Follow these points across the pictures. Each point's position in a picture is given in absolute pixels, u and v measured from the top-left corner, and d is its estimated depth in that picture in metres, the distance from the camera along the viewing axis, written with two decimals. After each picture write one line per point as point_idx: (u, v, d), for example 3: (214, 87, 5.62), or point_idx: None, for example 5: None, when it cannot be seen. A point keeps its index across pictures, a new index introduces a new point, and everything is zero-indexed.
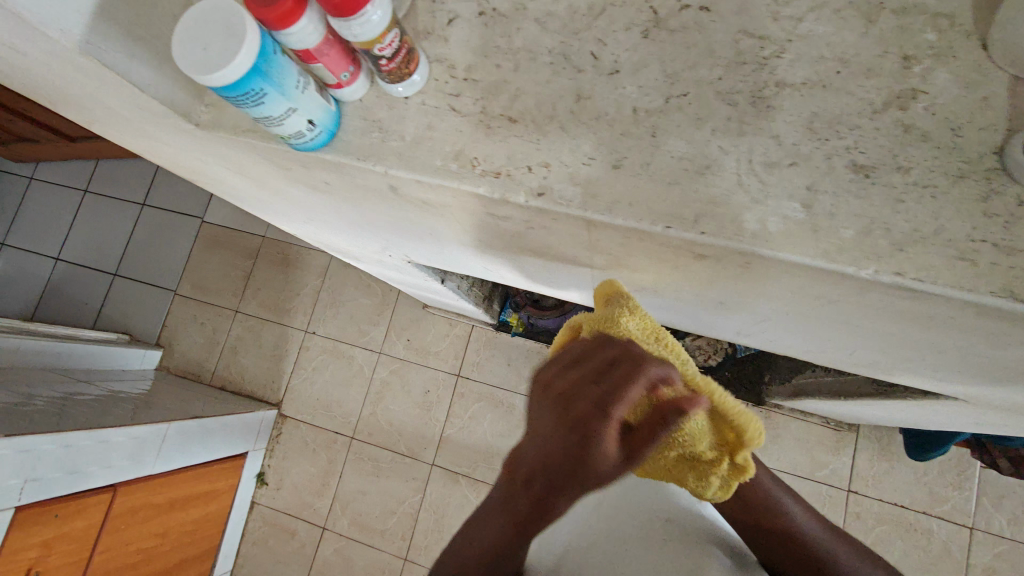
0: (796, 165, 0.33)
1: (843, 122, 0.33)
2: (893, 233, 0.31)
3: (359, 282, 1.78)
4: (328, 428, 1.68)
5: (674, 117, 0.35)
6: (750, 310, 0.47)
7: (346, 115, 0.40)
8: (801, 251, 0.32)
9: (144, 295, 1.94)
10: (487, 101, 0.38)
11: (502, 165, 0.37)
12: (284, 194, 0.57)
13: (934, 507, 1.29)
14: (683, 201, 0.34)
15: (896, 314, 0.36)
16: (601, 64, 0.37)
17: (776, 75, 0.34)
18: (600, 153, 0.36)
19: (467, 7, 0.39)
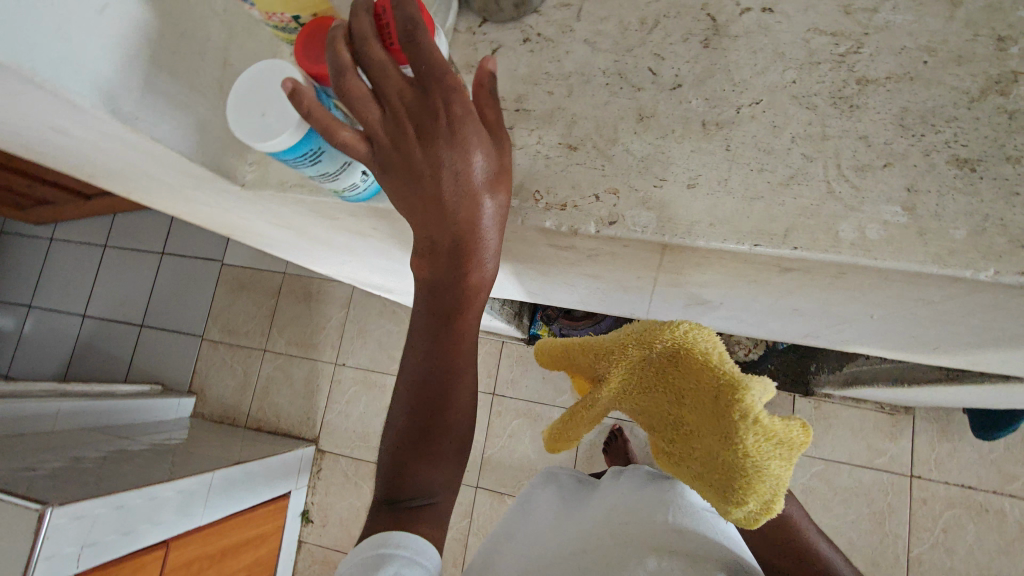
0: (890, 165, 0.31)
1: (938, 114, 0.30)
2: (1011, 229, 0.28)
3: (384, 309, 1.77)
4: (368, 460, 1.67)
5: (747, 127, 0.33)
6: (829, 315, 0.45)
7: None
8: (908, 257, 0.29)
9: (172, 343, 1.95)
10: (543, 130, 0.36)
11: (566, 196, 0.35)
12: (323, 240, 0.55)
13: (1004, 486, 1.24)
14: (769, 216, 0.32)
15: (1009, 313, 0.34)
16: (661, 79, 0.35)
17: (855, 72, 0.32)
18: (672, 174, 0.34)
19: (510, 35, 0.38)
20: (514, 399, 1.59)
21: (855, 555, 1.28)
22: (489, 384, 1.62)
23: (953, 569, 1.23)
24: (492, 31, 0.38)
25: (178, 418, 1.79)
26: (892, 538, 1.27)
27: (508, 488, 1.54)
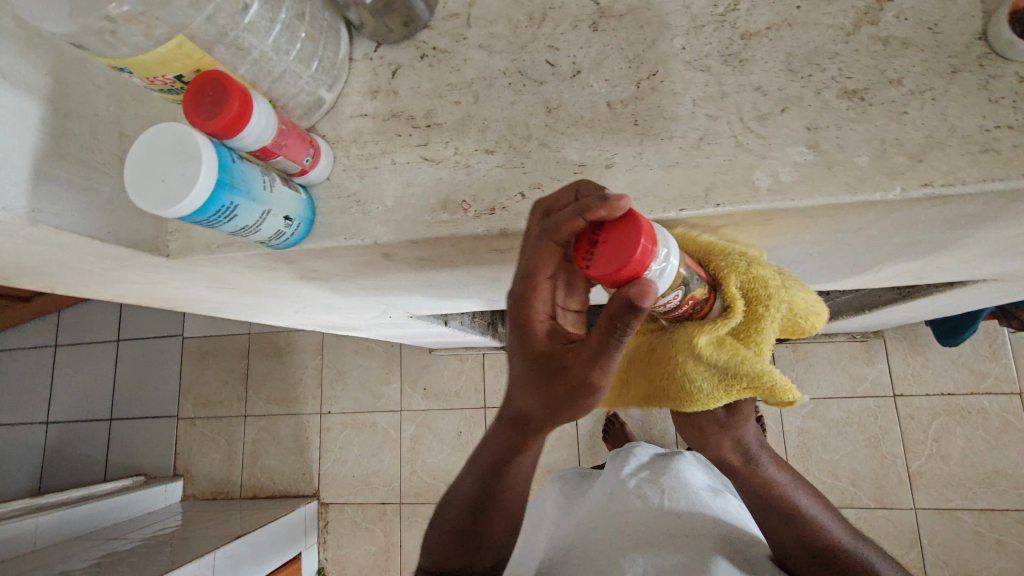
0: (788, 109, 0.32)
1: (821, 53, 0.32)
2: (908, 146, 0.30)
3: (358, 347, 1.74)
4: (373, 502, 1.63)
5: (651, 99, 0.34)
6: (772, 261, 0.46)
7: (318, 199, 0.38)
8: (822, 193, 0.31)
9: (147, 429, 1.87)
10: (458, 140, 0.36)
11: (493, 201, 0.35)
12: (269, 293, 0.54)
13: (979, 384, 1.29)
14: (689, 179, 0.33)
15: (928, 223, 0.35)
16: (561, 69, 0.35)
17: (738, 28, 0.33)
18: (589, 158, 0.34)
19: (406, 53, 0.38)
20: None
21: (860, 483, 1.32)
22: (478, 399, 1.61)
23: (951, 475, 1.28)
24: (388, 54, 0.38)
25: (169, 505, 1.72)
26: (890, 458, 1.31)
27: None
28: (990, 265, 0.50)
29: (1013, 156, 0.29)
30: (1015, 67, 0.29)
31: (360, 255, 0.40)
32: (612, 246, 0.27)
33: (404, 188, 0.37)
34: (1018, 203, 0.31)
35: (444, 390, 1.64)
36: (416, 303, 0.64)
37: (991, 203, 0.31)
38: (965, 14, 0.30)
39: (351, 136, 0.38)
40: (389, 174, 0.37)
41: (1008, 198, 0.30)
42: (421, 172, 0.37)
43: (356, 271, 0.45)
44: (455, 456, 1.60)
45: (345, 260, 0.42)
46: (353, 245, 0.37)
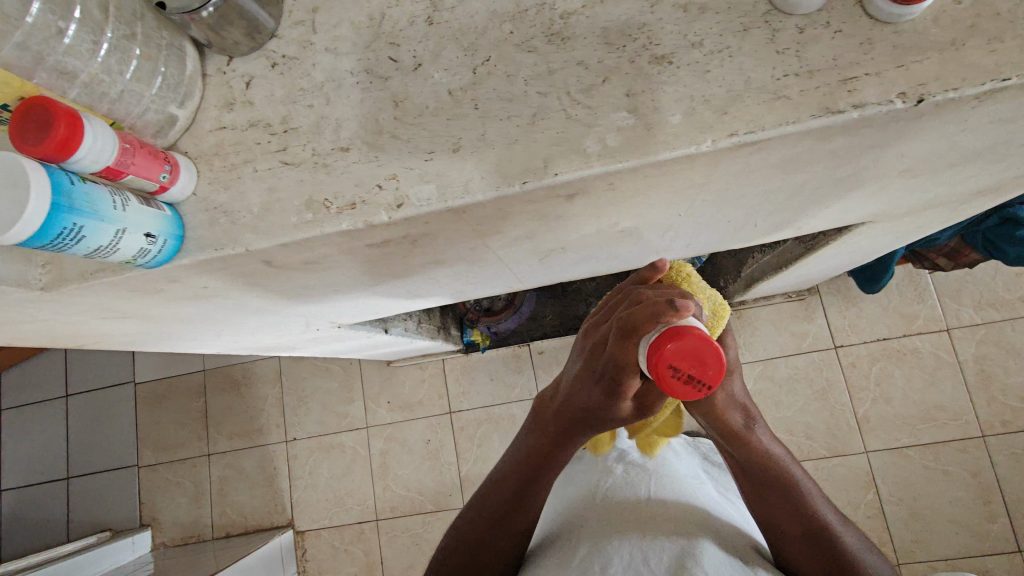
0: (609, 79, 0.34)
1: (632, 25, 0.34)
2: (713, 101, 0.33)
3: (316, 369, 1.72)
4: (350, 523, 1.61)
5: (487, 83, 0.36)
6: (650, 225, 0.48)
7: (187, 215, 0.38)
8: (644, 152, 0.33)
9: (109, 482, 1.81)
10: (314, 142, 0.37)
11: (353, 196, 0.37)
12: (175, 317, 0.54)
13: (911, 326, 1.36)
14: (529, 153, 0.35)
15: (761, 170, 0.38)
16: (403, 64, 0.37)
17: (557, 9, 0.35)
18: (437, 145, 0.36)
19: (257, 64, 0.39)
20: (471, 410, 1.59)
21: (814, 435, 1.36)
22: (442, 404, 1.61)
23: (896, 415, 1.33)
24: (241, 66, 0.39)
25: (140, 556, 1.67)
26: (838, 407, 1.37)
27: None
28: (855, 205, 0.53)
29: (801, 99, 0.32)
30: (795, 20, 0.32)
31: (240, 265, 0.41)
32: (705, 371, 0.37)
33: (268, 194, 0.38)
34: (823, 143, 0.34)
35: (407, 400, 1.64)
36: (335, 310, 0.65)
37: (799, 144, 0.34)
38: None
39: (213, 150, 0.39)
40: (252, 182, 0.38)
41: (810, 138, 0.33)
42: (282, 177, 0.38)
43: (248, 282, 0.45)
44: (426, 465, 1.59)
45: (230, 272, 0.42)
46: (226, 255, 0.38)
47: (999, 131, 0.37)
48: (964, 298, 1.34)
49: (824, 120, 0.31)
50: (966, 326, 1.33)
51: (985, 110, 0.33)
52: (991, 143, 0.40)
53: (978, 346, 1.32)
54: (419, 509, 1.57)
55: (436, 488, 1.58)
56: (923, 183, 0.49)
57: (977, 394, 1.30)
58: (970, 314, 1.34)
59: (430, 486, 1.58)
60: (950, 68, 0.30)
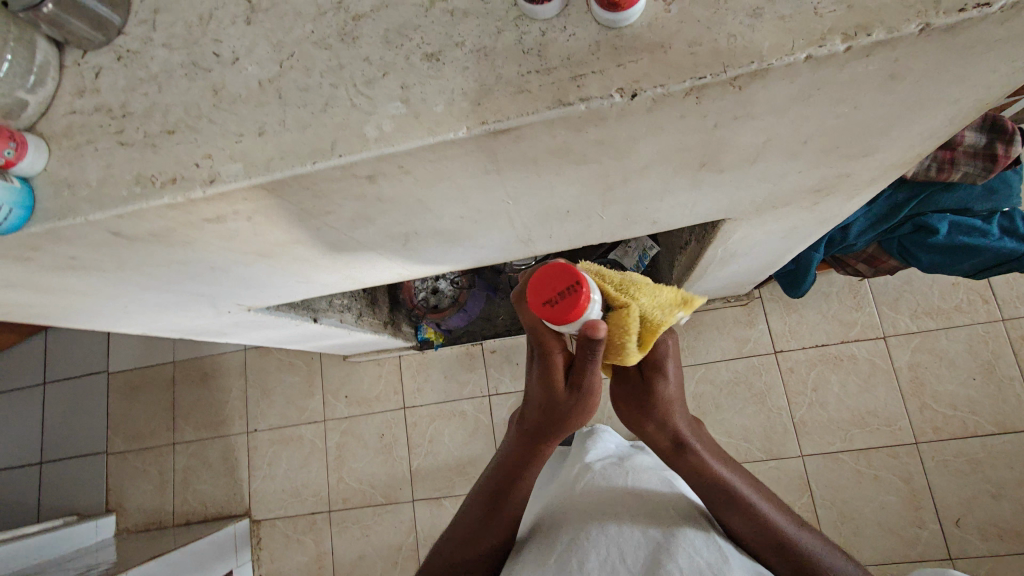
0: (387, 74, 0.39)
1: (409, 27, 0.39)
2: (468, 93, 0.37)
3: (280, 363, 1.77)
4: (304, 512, 1.65)
5: (289, 76, 0.40)
6: (485, 212, 0.53)
7: (39, 188, 0.44)
8: (410, 136, 0.38)
9: (77, 468, 1.85)
10: (146, 125, 0.43)
11: (174, 173, 0.41)
12: (69, 289, 0.59)
13: (849, 333, 1.38)
14: (320, 136, 0.39)
15: (546, 156, 0.42)
16: (223, 58, 0.42)
17: (351, 11, 0.40)
18: (246, 129, 0.41)
19: (107, 57, 0.44)
20: (424, 406, 1.63)
21: (752, 437, 1.38)
22: (398, 399, 1.66)
23: (831, 420, 1.36)
24: (92, 58, 0.45)
25: (103, 539, 1.72)
26: (777, 411, 1.38)
27: (441, 491, 1.57)
28: (689, 199, 0.57)
29: (539, 92, 0.36)
30: (538, 25, 0.37)
31: (92, 235, 0.46)
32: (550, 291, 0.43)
33: (105, 170, 0.43)
34: (581, 132, 0.39)
35: (364, 395, 1.68)
36: (232, 289, 0.69)
37: (557, 132, 0.39)
38: None
39: (64, 131, 0.44)
40: (93, 159, 0.43)
41: (564, 126, 0.38)
42: (118, 155, 0.43)
43: (112, 253, 0.51)
44: (379, 458, 1.63)
45: (88, 242, 0.47)
46: (69, 223, 0.43)
47: (751, 128, 0.42)
48: (900, 307, 1.37)
49: (558, 111, 0.36)
50: (902, 334, 1.35)
51: (709, 106, 0.37)
52: (760, 140, 0.44)
53: (913, 354, 1.34)
54: (370, 502, 1.61)
55: (388, 480, 1.61)
56: (737, 179, 0.53)
57: (910, 401, 1.33)
58: (905, 323, 1.36)
59: (381, 480, 1.62)
60: (657, 67, 0.35)
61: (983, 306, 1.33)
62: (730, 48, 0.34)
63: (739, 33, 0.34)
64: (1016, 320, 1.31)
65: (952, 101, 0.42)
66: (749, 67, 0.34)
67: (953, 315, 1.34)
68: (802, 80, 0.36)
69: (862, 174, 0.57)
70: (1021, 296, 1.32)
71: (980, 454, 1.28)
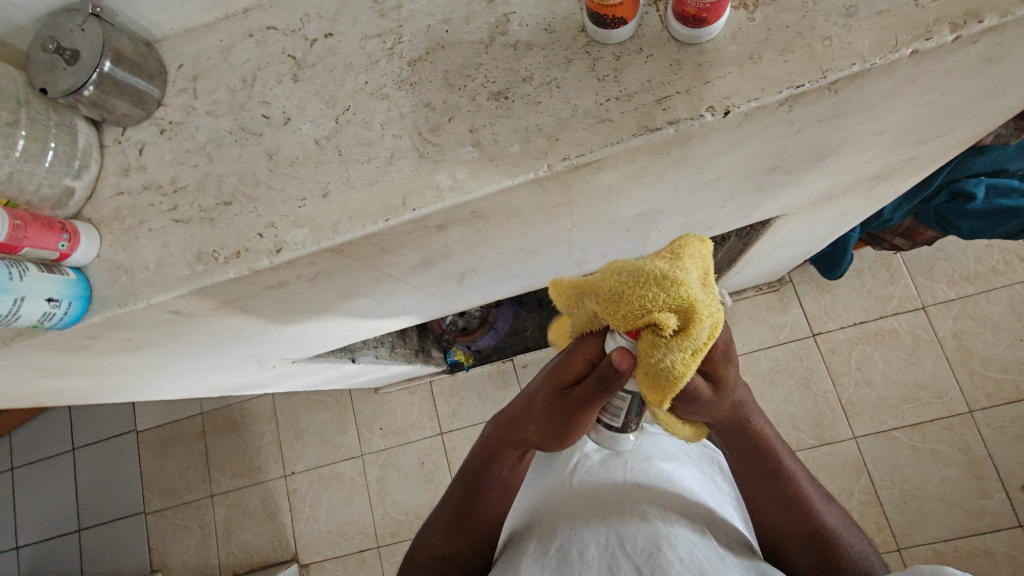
0: (453, 118, 0.37)
1: (470, 66, 0.37)
2: (544, 129, 0.35)
3: (310, 402, 1.74)
4: (352, 551, 1.63)
5: (347, 131, 0.39)
6: (545, 242, 0.51)
7: (94, 276, 0.42)
8: (486, 180, 0.36)
9: (117, 532, 1.83)
10: (200, 199, 0.41)
11: (237, 246, 0.39)
12: (119, 369, 0.57)
13: (887, 308, 1.35)
14: (389, 192, 0.37)
15: (622, 182, 0.40)
16: (274, 120, 0.40)
17: (405, 56, 0.38)
18: (308, 192, 0.39)
19: (149, 131, 0.43)
20: (462, 430, 1.61)
21: (801, 425, 1.35)
22: (434, 426, 1.63)
23: (880, 398, 1.33)
24: (134, 134, 0.43)
25: None
26: (823, 395, 1.36)
27: None
28: (751, 202, 0.55)
29: (622, 120, 0.34)
30: (611, 51, 0.35)
31: (152, 317, 0.44)
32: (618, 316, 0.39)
33: (163, 250, 0.41)
34: (662, 154, 0.37)
35: (399, 426, 1.66)
36: (280, 345, 0.67)
37: (640, 158, 0.36)
38: (570, 13, 0.36)
39: (113, 214, 0.42)
40: (148, 240, 0.41)
41: (648, 151, 0.35)
42: (174, 233, 0.41)
43: (169, 330, 0.48)
44: (422, 487, 1.61)
45: (146, 324, 0.45)
46: (130, 309, 0.41)
47: (834, 128, 0.40)
48: (936, 275, 1.34)
49: (644, 137, 0.34)
50: (941, 303, 1.33)
51: (800, 113, 0.35)
52: (839, 138, 0.42)
53: (955, 322, 1.32)
54: None
55: (434, 509, 1.59)
56: (803, 177, 0.51)
57: (959, 369, 1.30)
58: (943, 291, 1.33)
59: (427, 509, 1.59)
60: (749, 80, 0.33)
61: (1021, 265, 1.30)
62: (826, 51, 0.32)
63: (834, 34, 0.32)
64: None
65: None
66: (851, 69, 0.31)
67: (991, 278, 1.31)
68: (901, 75, 0.33)
69: (926, 156, 0.55)
70: None
71: None
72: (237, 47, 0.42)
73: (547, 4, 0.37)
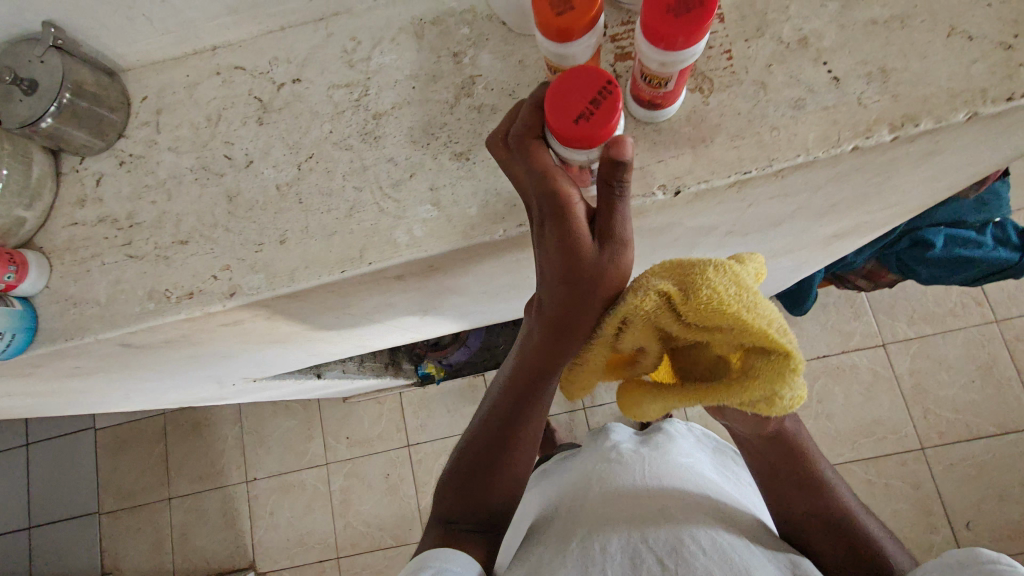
0: (415, 175, 0.37)
1: (435, 125, 0.38)
2: (503, 194, 0.36)
3: (276, 407, 1.72)
4: (312, 561, 1.61)
5: (309, 179, 0.39)
6: (510, 286, 0.51)
7: (41, 307, 0.41)
8: (444, 241, 0.36)
9: (68, 532, 1.77)
10: (157, 236, 0.40)
11: (191, 286, 0.39)
12: (70, 389, 0.56)
13: (849, 343, 1.35)
14: (346, 244, 0.37)
15: None
16: (236, 162, 0.40)
17: (371, 110, 0.39)
18: (266, 237, 0.39)
19: (108, 162, 0.42)
20: (429, 443, 1.60)
21: None
22: (401, 437, 1.62)
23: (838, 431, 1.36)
24: (92, 164, 0.42)
25: None
26: None
27: None
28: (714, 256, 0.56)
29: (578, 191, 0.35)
30: None
31: (101, 349, 0.43)
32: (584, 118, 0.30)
33: (114, 285, 0.40)
34: None
35: (367, 436, 1.64)
36: (240, 367, 0.66)
37: None
38: (535, 79, 0.37)
39: (65, 244, 0.41)
40: (100, 274, 0.40)
41: None
42: (127, 269, 0.40)
43: (120, 359, 0.48)
44: (386, 499, 1.60)
45: (94, 354, 0.44)
46: (77, 343, 0.40)
47: (786, 203, 0.41)
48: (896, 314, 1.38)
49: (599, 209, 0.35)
50: (900, 341, 1.33)
51: (751, 193, 0.36)
52: (792, 209, 0.44)
53: (913, 360, 1.32)
54: (380, 545, 1.57)
55: (397, 522, 1.58)
56: (762, 237, 0.52)
57: (914, 407, 1.30)
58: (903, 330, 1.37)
59: (390, 521, 1.58)
60: (701, 163, 0.34)
61: (978, 308, 1.31)
62: (774, 141, 0.33)
63: (782, 125, 0.33)
64: (1009, 321, 1.29)
65: (980, 161, 0.42)
66: (796, 160, 0.33)
67: (948, 320, 1.31)
68: (845, 165, 0.35)
69: (879, 220, 0.57)
70: (1013, 297, 1.30)
71: (985, 455, 1.25)
72: (203, 84, 0.41)
73: (513, 68, 0.37)
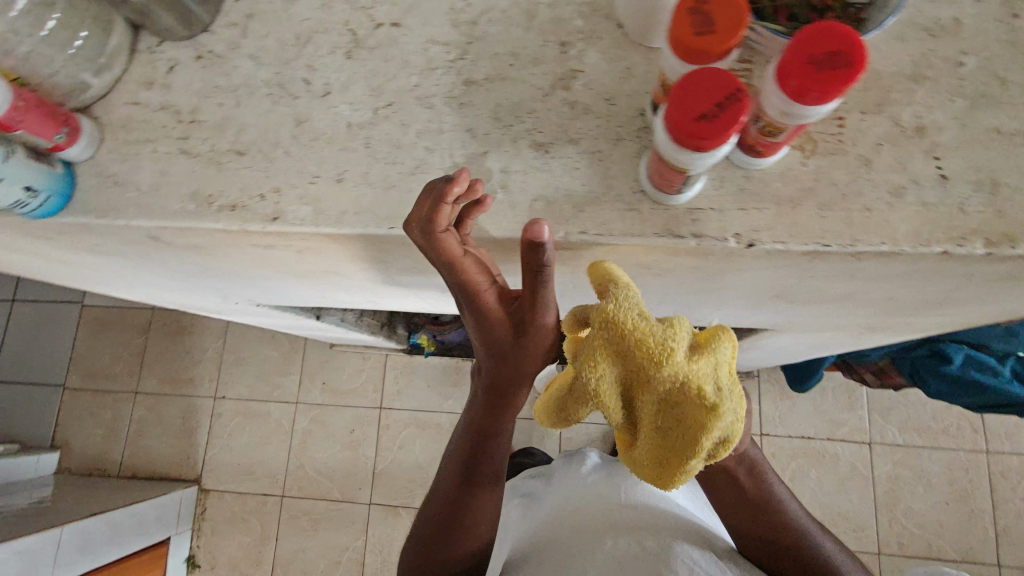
0: (489, 152, 0.36)
1: (524, 108, 0.36)
2: (573, 196, 0.35)
3: (263, 334, 1.71)
4: (256, 492, 1.61)
5: (382, 126, 0.38)
6: None
7: (81, 176, 0.40)
8: (501, 226, 0.35)
9: (30, 396, 1.78)
10: (215, 139, 0.39)
11: (236, 199, 0.38)
12: (81, 264, 0.55)
13: (836, 432, 1.31)
14: (401, 201, 0.36)
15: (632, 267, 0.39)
16: (314, 88, 0.39)
17: (462, 75, 0.37)
18: (324, 171, 0.37)
19: (185, 52, 0.41)
20: (401, 411, 1.60)
21: None
22: (376, 398, 1.62)
23: None
24: (169, 49, 0.41)
25: (41, 476, 1.65)
26: None
27: (400, 500, 1.54)
28: (748, 314, 0.55)
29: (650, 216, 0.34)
30: None
31: (128, 235, 0.42)
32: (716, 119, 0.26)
33: (159, 176, 0.39)
34: (678, 259, 0.36)
35: (342, 387, 1.64)
36: (249, 289, 0.65)
37: (656, 255, 0.36)
38: (636, 91, 0.36)
39: (121, 121, 0.40)
40: (148, 161, 0.39)
41: (666, 253, 0.35)
42: (177, 163, 0.39)
43: (141, 249, 0.47)
44: (345, 453, 1.59)
45: (119, 237, 0.43)
46: (106, 222, 0.39)
47: (846, 284, 0.40)
48: None
49: (667, 240, 0.33)
50: (887, 444, 1.29)
51: (821, 266, 0.35)
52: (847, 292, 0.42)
53: (894, 466, 1.28)
54: (325, 496, 1.57)
55: (348, 478, 1.58)
56: (803, 309, 0.51)
57: (882, 511, 1.26)
58: None
59: (341, 475, 1.58)
60: (783, 223, 0.33)
61: (971, 433, 1.27)
62: (863, 222, 0.32)
63: (875, 209, 0.32)
64: (999, 455, 1.25)
65: None
66: (881, 247, 0.31)
67: (940, 436, 1.28)
68: (924, 265, 0.33)
69: (919, 325, 0.56)
70: (1009, 434, 1.25)
71: None
72: (301, 2, 0.40)
73: (617, 73, 0.36)
